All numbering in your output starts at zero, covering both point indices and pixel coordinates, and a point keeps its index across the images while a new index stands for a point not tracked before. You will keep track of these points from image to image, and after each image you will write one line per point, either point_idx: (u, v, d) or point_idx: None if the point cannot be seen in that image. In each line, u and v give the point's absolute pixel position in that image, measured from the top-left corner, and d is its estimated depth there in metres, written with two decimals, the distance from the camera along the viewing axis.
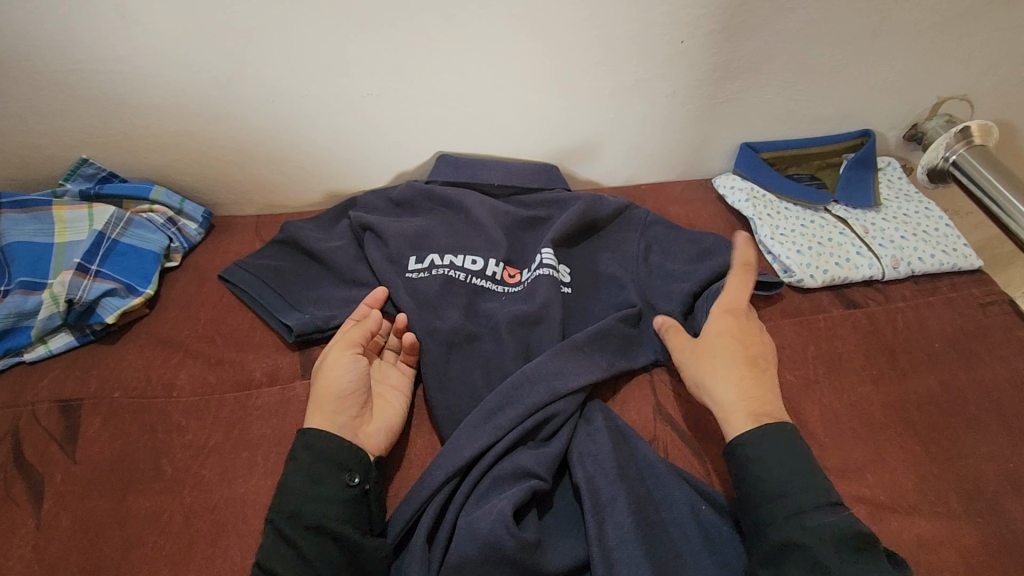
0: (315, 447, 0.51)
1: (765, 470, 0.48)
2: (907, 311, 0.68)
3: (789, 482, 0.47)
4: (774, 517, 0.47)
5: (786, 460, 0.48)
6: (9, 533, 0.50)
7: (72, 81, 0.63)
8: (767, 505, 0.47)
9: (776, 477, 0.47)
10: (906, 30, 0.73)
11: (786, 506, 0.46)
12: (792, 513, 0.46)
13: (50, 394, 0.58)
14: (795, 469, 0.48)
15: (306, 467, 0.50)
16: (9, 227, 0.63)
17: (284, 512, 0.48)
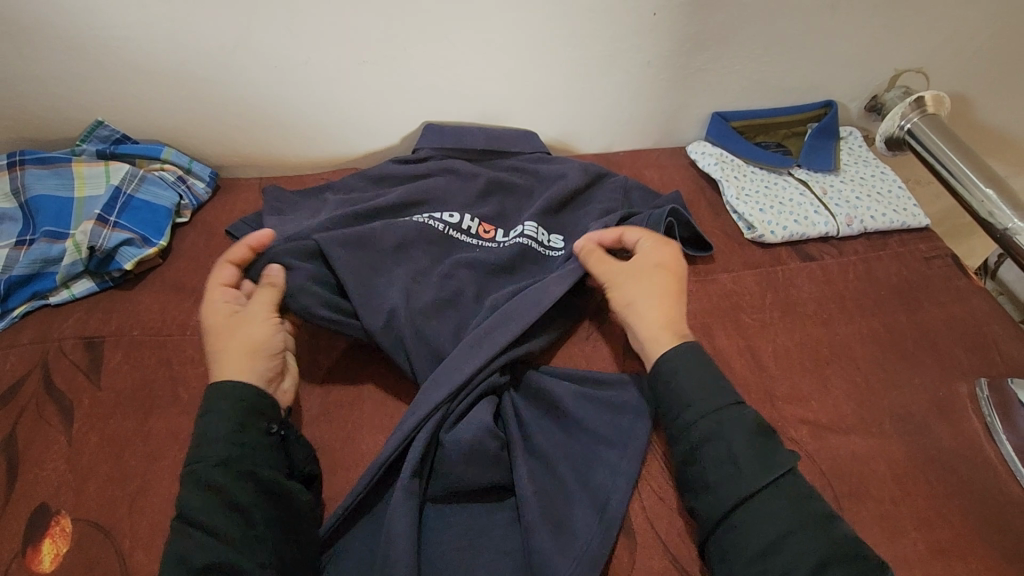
0: (231, 396, 0.53)
1: (683, 385, 0.55)
2: (858, 264, 0.75)
3: (699, 392, 0.54)
4: (689, 420, 0.53)
5: (705, 372, 0.55)
6: (42, 448, 0.55)
7: (89, 48, 0.68)
8: (688, 411, 0.54)
9: (695, 386, 0.54)
10: (863, 5, 0.79)
11: (699, 410, 0.53)
12: (711, 412, 0.53)
13: (75, 331, 0.63)
14: (705, 379, 0.55)
15: (222, 418, 0.52)
16: (33, 182, 0.68)
17: (211, 463, 0.49)
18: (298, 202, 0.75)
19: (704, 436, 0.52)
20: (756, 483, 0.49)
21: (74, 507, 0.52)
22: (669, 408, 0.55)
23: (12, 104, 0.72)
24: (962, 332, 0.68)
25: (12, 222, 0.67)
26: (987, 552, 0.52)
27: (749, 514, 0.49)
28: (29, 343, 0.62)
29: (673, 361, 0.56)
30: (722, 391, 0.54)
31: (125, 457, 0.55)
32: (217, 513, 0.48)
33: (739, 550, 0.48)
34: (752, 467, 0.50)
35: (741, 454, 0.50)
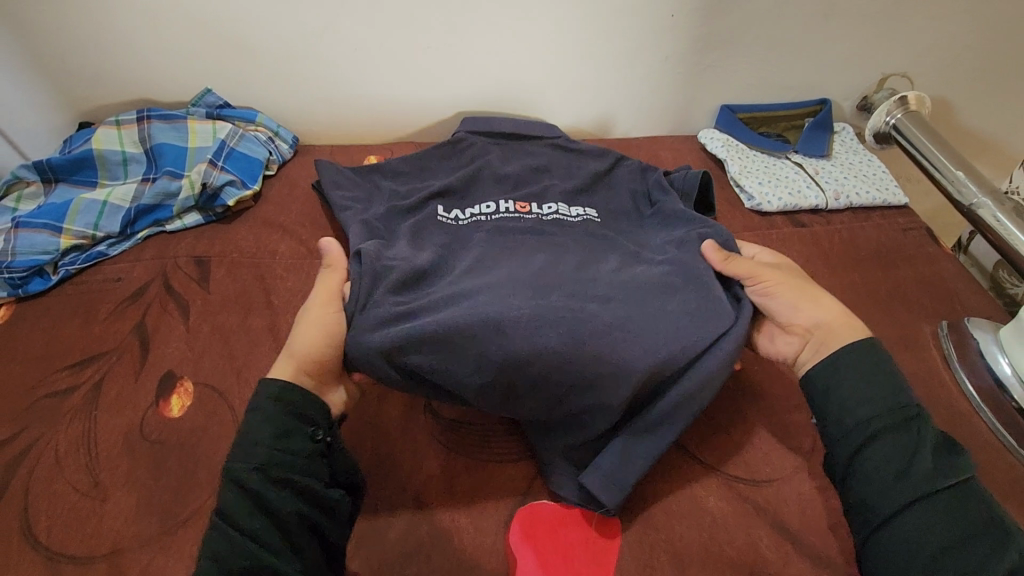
0: (267, 399, 0.52)
1: (843, 388, 0.55)
2: (843, 231, 0.87)
3: (864, 398, 0.54)
4: (852, 426, 0.53)
5: (866, 377, 0.55)
6: (165, 333, 0.69)
7: (208, 27, 0.84)
8: (849, 414, 0.54)
9: (854, 392, 0.54)
10: (851, 14, 0.92)
11: (860, 417, 0.53)
12: (870, 419, 0.53)
13: (187, 251, 0.78)
14: (871, 388, 0.54)
15: (263, 420, 0.51)
16: (157, 133, 0.83)
17: (249, 472, 0.49)
18: (356, 180, 0.85)
19: (871, 439, 0.52)
20: (927, 487, 0.49)
21: (194, 375, 0.65)
22: (835, 415, 0.55)
23: (142, 71, 0.88)
24: (930, 286, 0.80)
25: (138, 164, 0.82)
26: None
27: (915, 515, 0.49)
28: (151, 258, 0.76)
29: (842, 365, 0.56)
30: (890, 397, 0.53)
31: (233, 342, 0.69)
32: (258, 526, 0.47)
33: (905, 552, 0.48)
34: (919, 476, 0.49)
35: (908, 461, 0.50)
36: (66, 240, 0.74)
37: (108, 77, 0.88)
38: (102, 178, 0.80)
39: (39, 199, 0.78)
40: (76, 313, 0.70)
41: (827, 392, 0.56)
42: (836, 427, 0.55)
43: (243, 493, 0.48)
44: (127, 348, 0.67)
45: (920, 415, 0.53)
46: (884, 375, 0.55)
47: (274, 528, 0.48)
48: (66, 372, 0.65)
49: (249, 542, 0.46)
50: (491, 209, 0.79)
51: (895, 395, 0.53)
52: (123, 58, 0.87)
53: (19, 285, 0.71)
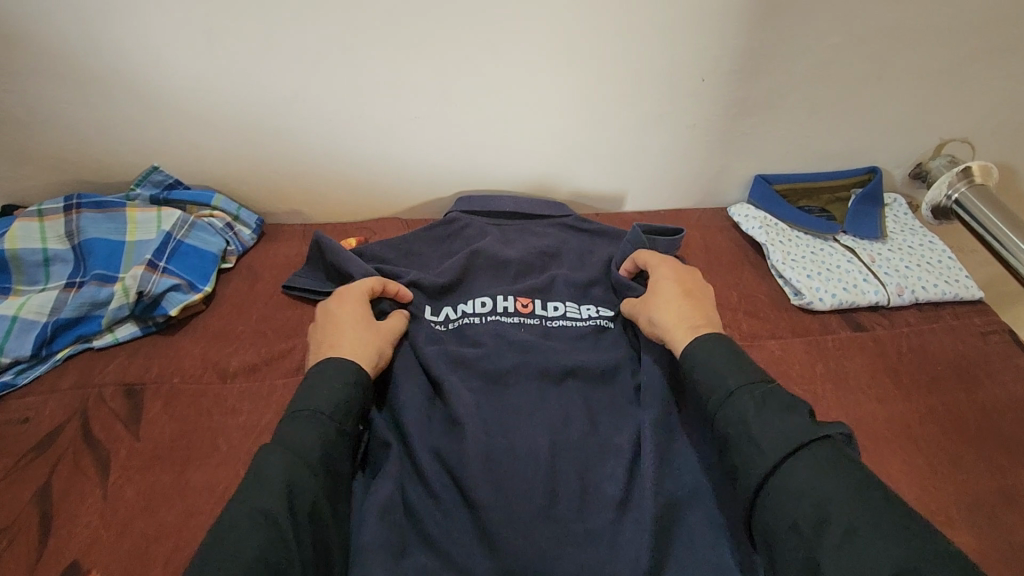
0: (347, 370, 0.55)
1: (708, 365, 0.55)
2: (911, 336, 0.73)
3: (716, 380, 0.53)
4: (713, 411, 0.53)
5: (725, 356, 0.55)
6: (76, 501, 0.54)
7: (152, 96, 0.70)
8: (713, 391, 0.53)
9: (711, 367, 0.54)
10: (908, 75, 0.79)
11: (721, 393, 0.53)
12: (728, 392, 0.52)
13: (115, 377, 0.63)
14: (727, 365, 0.54)
15: (348, 386, 0.54)
16: (87, 225, 0.69)
17: (329, 414, 0.52)
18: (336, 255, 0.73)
19: (732, 413, 0.51)
20: (785, 449, 0.47)
21: (105, 565, 0.50)
22: (704, 391, 0.54)
23: (75, 148, 0.74)
24: None
25: (63, 264, 0.68)
26: None
27: (786, 482, 0.46)
28: (70, 388, 0.62)
29: (699, 352, 0.56)
30: (732, 371, 0.53)
31: (160, 509, 0.54)
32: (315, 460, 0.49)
33: (783, 523, 0.45)
34: (773, 441, 0.48)
35: (757, 428, 0.49)
36: None
37: (34, 154, 0.74)
38: (18, 283, 0.66)
39: None
40: None
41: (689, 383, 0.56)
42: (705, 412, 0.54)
43: (320, 431, 0.51)
44: (24, 526, 0.52)
45: (772, 385, 0.52)
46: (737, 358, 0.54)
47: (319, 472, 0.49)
48: None
49: (309, 472, 0.48)
50: (486, 306, 0.70)
51: (743, 371, 0.53)
52: (52, 134, 0.73)
53: None
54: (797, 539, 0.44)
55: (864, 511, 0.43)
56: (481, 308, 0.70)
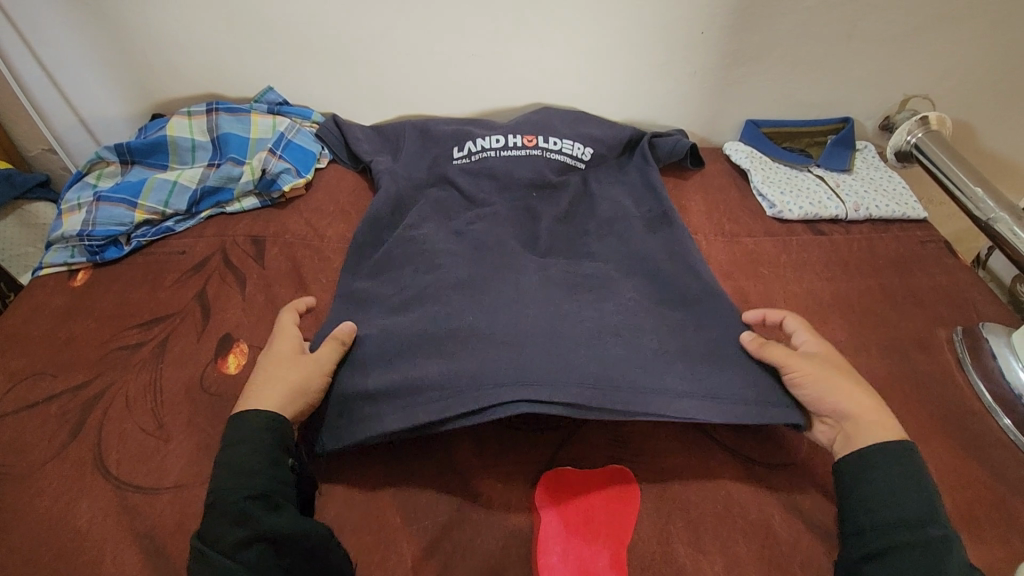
0: (256, 429, 0.56)
1: (882, 486, 0.55)
2: (862, 240, 0.90)
3: (889, 503, 0.54)
4: (866, 521, 0.54)
5: (907, 481, 0.55)
6: (225, 300, 0.75)
7: (274, 30, 0.92)
8: (878, 511, 0.54)
9: (886, 490, 0.54)
10: (873, 37, 0.96)
11: (886, 518, 0.53)
12: (908, 520, 0.52)
13: (244, 231, 0.85)
14: (905, 488, 0.54)
15: (255, 448, 0.55)
16: (223, 123, 0.91)
17: (233, 492, 0.52)
18: (378, 140, 0.98)
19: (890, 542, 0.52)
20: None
21: (249, 338, 0.71)
22: (858, 505, 0.55)
23: (211, 70, 0.97)
24: (946, 294, 0.82)
25: (205, 151, 0.89)
26: (944, 437, 0.67)
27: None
28: (212, 235, 0.83)
29: (882, 462, 0.56)
30: (917, 501, 0.53)
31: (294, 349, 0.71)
32: (238, 540, 0.50)
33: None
34: None
35: (932, 567, 0.50)
36: (140, 215, 0.81)
37: (180, 73, 0.97)
38: (173, 162, 0.88)
39: (116, 178, 0.86)
40: (144, 281, 0.77)
41: (857, 486, 0.56)
42: (861, 521, 0.54)
43: (223, 515, 0.52)
44: (190, 312, 0.73)
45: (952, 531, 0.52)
46: (915, 478, 0.54)
47: (247, 544, 0.50)
48: (135, 330, 0.71)
49: (221, 556, 0.49)
50: (501, 143, 0.95)
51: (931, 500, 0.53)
52: (196, 57, 0.95)
53: (96, 252, 0.79)
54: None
55: None
56: (496, 144, 0.94)
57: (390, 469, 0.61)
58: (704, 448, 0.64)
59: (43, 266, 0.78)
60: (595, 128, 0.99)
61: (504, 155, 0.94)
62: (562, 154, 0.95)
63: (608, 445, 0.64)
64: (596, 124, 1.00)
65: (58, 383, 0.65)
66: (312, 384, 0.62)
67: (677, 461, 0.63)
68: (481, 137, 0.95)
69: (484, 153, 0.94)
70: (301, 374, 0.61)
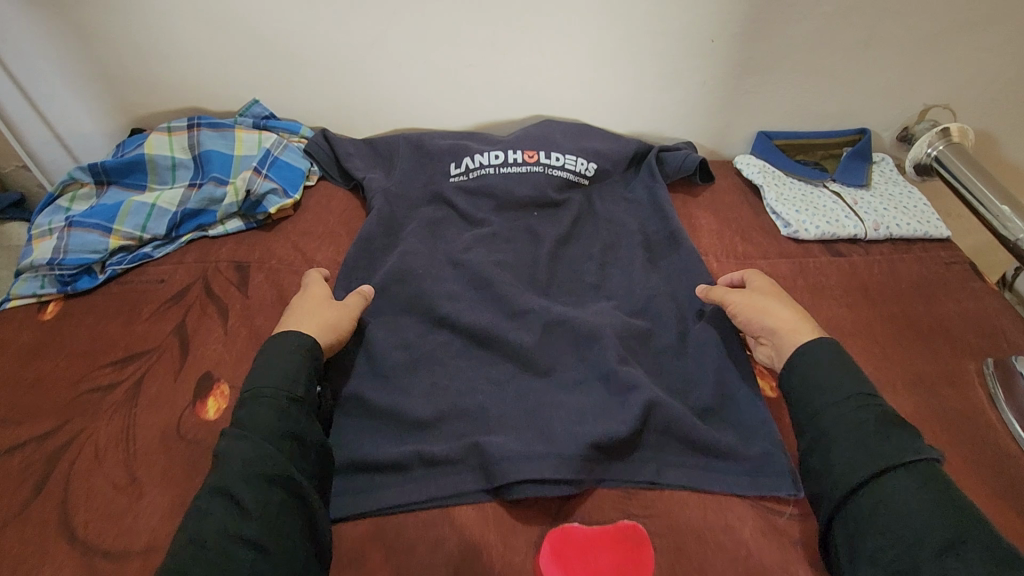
0: (298, 344, 0.61)
1: (818, 377, 0.59)
2: (882, 262, 0.85)
3: (830, 386, 0.58)
4: (812, 412, 0.58)
5: (840, 369, 0.59)
6: (205, 334, 0.70)
7: (259, 40, 0.87)
8: (821, 396, 0.58)
9: (825, 379, 0.59)
10: (893, 45, 0.91)
11: (829, 400, 0.57)
12: (845, 396, 0.57)
13: (227, 256, 0.79)
14: (840, 372, 0.59)
15: (297, 359, 0.60)
16: (205, 140, 0.86)
17: (275, 387, 0.57)
18: (372, 156, 0.93)
19: (831, 423, 0.56)
20: (893, 460, 0.51)
21: (230, 377, 0.66)
22: (805, 395, 0.59)
23: (193, 83, 0.91)
24: (974, 322, 0.78)
25: (186, 170, 0.84)
26: (980, 484, 0.62)
27: (872, 493, 0.51)
28: (193, 262, 0.78)
29: (818, 354, 0.61)
30: (850, 383, 0.58)
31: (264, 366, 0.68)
32: (276, 431, 0.54)
33: (874, 524, 0.50)
34: (887, 452, 0.52)
35: (869, 438, 0.53)
36: (115, 240, 0.76)
37: (161, 86, 0.91)
38: (152, 182, 0.83)
39: (91, 200, 0.81)
40: (119, 313, 0.72)
41: (802, 379, 0.60)
42: (810, 408, 0.58)
43: (266, 407, 0.56)
44: (167, 348, 0.68)
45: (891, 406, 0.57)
46: (843, 365, 0.59)
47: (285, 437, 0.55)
48: (107, 369, 0.66)
49: (258, 438, 0.53)
50: (500, 159, 0.89)
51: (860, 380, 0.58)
52: (176, 68, 0.89)
53: (68, 281, 0.73)
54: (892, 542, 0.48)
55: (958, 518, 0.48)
56: (495, 160, 0.89)
57: (382, 527, 0.57)
58: (722, 499, 0.59)
59: (10, 297, 0.73)
60: (599, 142, 0.94)
61: (503, 172, 0.89)
62: (565, 170, 0.90)
63: (617, 497, 0.59)
64: (599, 137, 0.95)
65: (22, 430, 0.60)
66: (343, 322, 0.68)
67: (692, 515, 0.58)
68: (479, 153, 0.90)
69: (482, 169, 0.89)
70: (333, 316, 0.68)
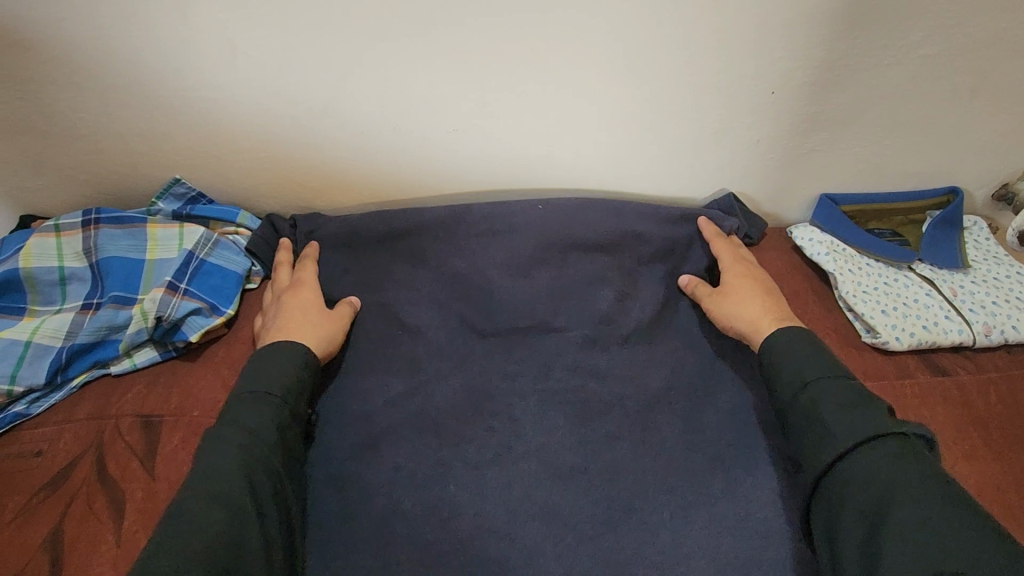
0: (290, 358, 0.59)
1: (789, 358, 0.58)
2: (1001, 383, 0.65)
3: (797, 363, 0.57)
4: (798, 385, 0.56)
5: (808, 352, 0.58)
6: (89, 548, 0.50)
7: (175, 107, 0.66)
8: (789, 379, 0.57)
9: (793, 362, 0.58)
10: (1003, 92, 0.71)
11: (802, 377, 0.56)
12: (812, 377, 0.56)
13: (132, 408, 0.59)
14: (805, 355, 0.58)
15: (288, 369, 0.58)
16: (105, 242, 0.65)
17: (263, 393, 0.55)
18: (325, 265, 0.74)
19: (801, 399, 0.55)
20: (857, 433, 0.50)
21: None
22: (775, 375, 0.59)
23: (93, 162, 0.70)
24: None
25: (80, 283, 0.64)
26: None
27: (854, 467, 0.49)
28: (85, 419, 0.58)
29: (783, 341, 0.60)
30: (834, 365, 0.56)
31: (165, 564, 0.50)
32: (263, 432, 0.53)
33: (839, 494, 0.48)
34: (847, 423, 0.51)
35: (832, 413, 0.52)
36: None
37: (52, 166, 0.70)
38: (34, 301, 0.62)
39: None
40: None
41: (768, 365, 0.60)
42: (779, 394, 0.57)
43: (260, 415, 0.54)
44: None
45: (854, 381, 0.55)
46: (820, 347, 0.59)
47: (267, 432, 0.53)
48: None
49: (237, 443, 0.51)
50: None
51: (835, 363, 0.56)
52: (69, 142, 0.68)
53: None
54: (856, 506, 0.47)
55: (923, 486, 0.45)
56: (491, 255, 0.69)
57: None
58: None
59: None
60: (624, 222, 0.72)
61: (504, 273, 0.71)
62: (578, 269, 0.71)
63: None
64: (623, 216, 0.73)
65: None
66: (332, 333, 0.65)
67: None
68: None
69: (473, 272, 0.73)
70: (318, 329, 0.64)
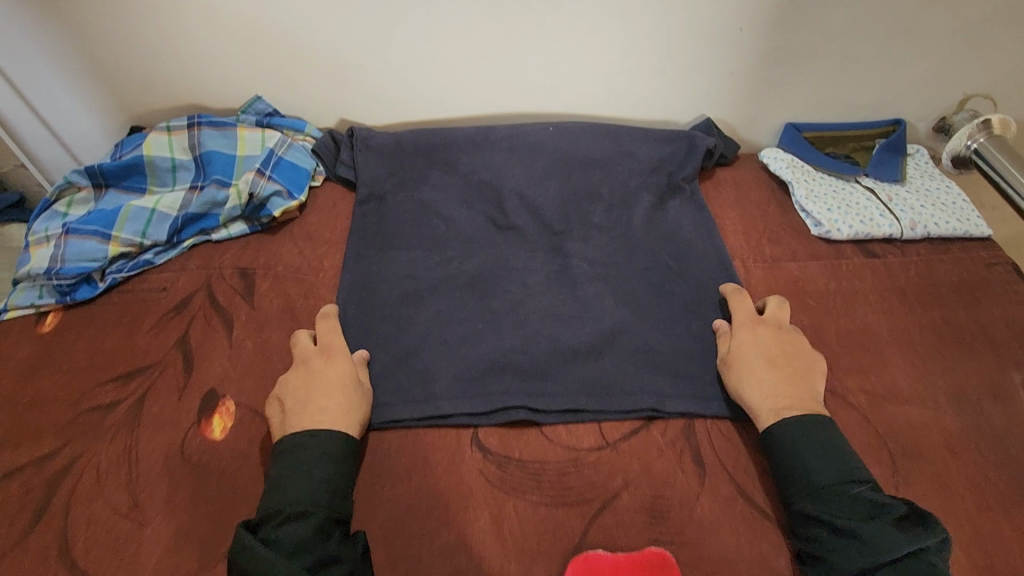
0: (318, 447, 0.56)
1: (805, 451, 0.56)
2: (920, 263, 0.81)
3: (819, 464, 0.55)
4: (806, 490, 0.55)
5: (821, 448, 0.56)
6: (210, 347, 0.67)
7: (260, 35, 0.82)
8: (803, 478, 0.56)
9: (809, 456, 0.56)
10: (934, 34, 0.86)
11: (825, 480, 0.54)
12: (835, 482, 0.54)
13: (231, 262, 0.76)
14: (823, 450, 0.56)
15: (316, 455, 0.55)
16: (206, 140, 0.82)
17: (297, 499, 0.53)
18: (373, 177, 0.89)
19: (824, 500, 0.54)
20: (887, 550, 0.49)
21: (236, 394, 0.63)
22: (791, 469, 0.57)
23: (191, 80, 0.87)
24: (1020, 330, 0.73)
25: (186, 171, 0.81)
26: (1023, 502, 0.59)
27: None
28: (197, 268, 0.75)
29: (794, 435, 0.58)
30: (843, 465, 0.55)
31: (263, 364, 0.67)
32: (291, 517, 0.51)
33: None
34: (880, 542, 0.50)
35: (866, 529, 0.51)
36: (114, 248, 0.73)
37: (159, 84, 0.87)
38: (151, 184, 0.80)
39: (89, 204, 0.77)
40: (121, 323, 0.69)
41: (777, 461, 0.58)
42: (791, 496, 0.56)
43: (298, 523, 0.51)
44: (170, 363, 0.66)
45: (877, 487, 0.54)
46: (828, 444, 0.57)
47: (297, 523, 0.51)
48: (109, 386, 0.64)
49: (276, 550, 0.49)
50: None
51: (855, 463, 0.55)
52: (174, 63, 0.85)
53: (67, 292, 0.71)
54: None
55: None
56: None
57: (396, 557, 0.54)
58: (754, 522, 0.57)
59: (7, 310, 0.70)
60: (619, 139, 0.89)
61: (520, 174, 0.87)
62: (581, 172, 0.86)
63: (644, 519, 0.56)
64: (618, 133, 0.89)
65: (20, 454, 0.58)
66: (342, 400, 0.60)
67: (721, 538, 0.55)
68: None
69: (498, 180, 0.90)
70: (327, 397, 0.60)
